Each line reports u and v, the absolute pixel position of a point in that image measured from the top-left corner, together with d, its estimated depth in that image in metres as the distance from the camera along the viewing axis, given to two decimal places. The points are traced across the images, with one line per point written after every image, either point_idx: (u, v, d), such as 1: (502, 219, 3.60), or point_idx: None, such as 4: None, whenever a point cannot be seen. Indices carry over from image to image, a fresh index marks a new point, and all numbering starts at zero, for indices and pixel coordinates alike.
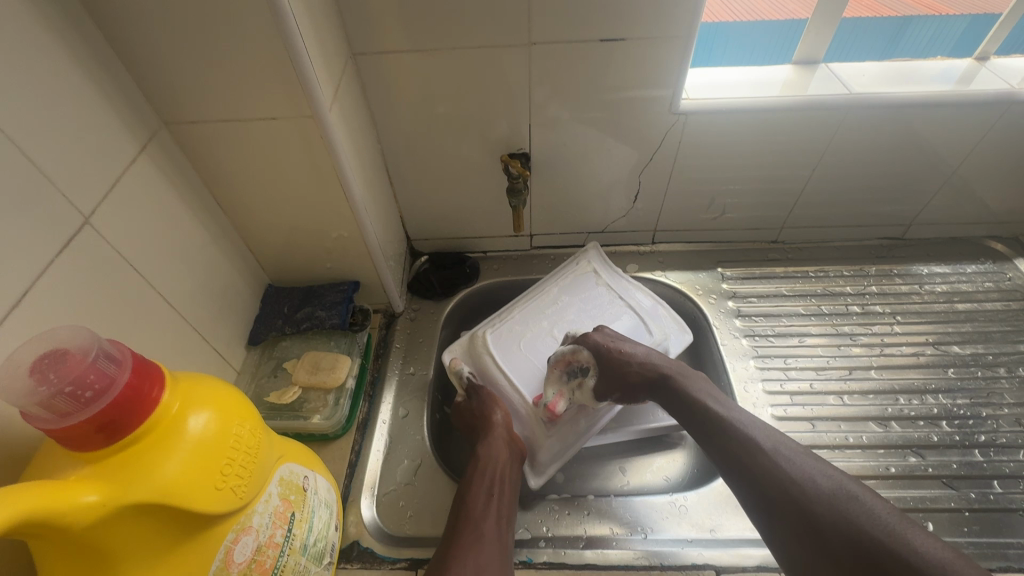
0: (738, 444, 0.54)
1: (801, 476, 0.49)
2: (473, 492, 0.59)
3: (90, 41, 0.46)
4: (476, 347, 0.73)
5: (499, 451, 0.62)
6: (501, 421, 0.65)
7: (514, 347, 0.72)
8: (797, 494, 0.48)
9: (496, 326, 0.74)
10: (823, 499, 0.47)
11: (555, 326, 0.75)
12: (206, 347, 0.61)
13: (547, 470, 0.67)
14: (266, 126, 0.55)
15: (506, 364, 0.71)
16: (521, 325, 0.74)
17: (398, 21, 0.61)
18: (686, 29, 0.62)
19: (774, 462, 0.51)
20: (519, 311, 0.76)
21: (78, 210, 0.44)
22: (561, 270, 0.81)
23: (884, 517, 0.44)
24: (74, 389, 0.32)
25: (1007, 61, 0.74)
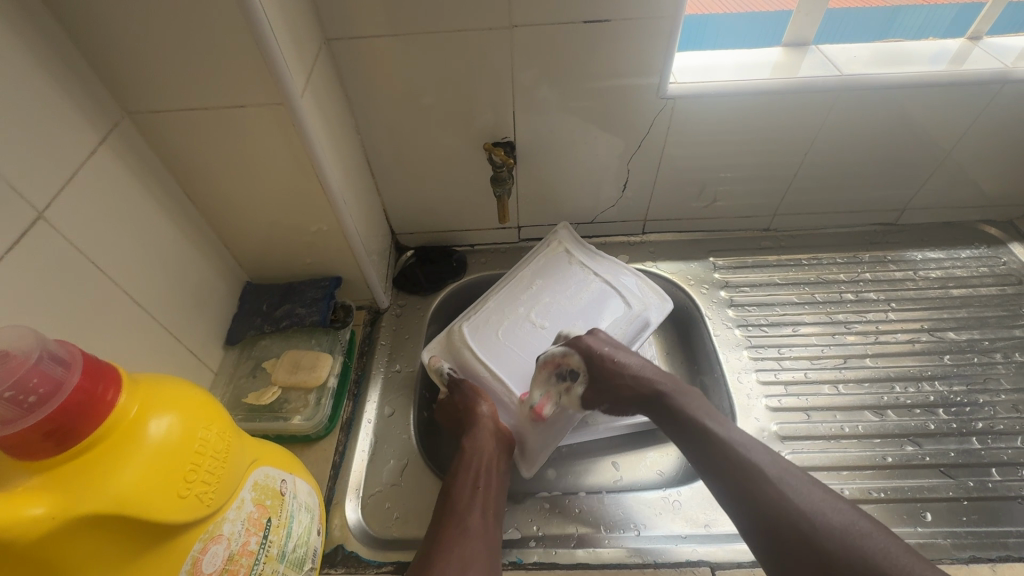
0: (741, 471, 0.53)
1: (809, 510, 0.49)
2: (458, 489, 0.57)
3: (40, 24, 0.43)
4: (454, 342, 0.70)
5: (485, 445, 0.61)
6: (487, 413, 0.63)
7: (494, 336, 0.70)
8: (807, 527, 0.48)
9: (473, 318, 0.71)
10: (836, 536, 0.47)
11: (532, 309, 0.72)
12: (179, 348, 0.59)
13: (538, 460, 0.66)
14: (234, 114, 0.53)
15: (487, 354, 0.68)
16: (499, 313, 0.72)
17: (373, 4, 0.59)
18: (673, 10, 0.60)
19: (780, 491, 0.51)
20: (495, 299, 0.73)
21: (30, 205, 0.42)
22: (534, 256, 0.78)
23: (896, 556, 0.44)
24: (16, 394, 0.30)
25: (1000, 41, 0.73)
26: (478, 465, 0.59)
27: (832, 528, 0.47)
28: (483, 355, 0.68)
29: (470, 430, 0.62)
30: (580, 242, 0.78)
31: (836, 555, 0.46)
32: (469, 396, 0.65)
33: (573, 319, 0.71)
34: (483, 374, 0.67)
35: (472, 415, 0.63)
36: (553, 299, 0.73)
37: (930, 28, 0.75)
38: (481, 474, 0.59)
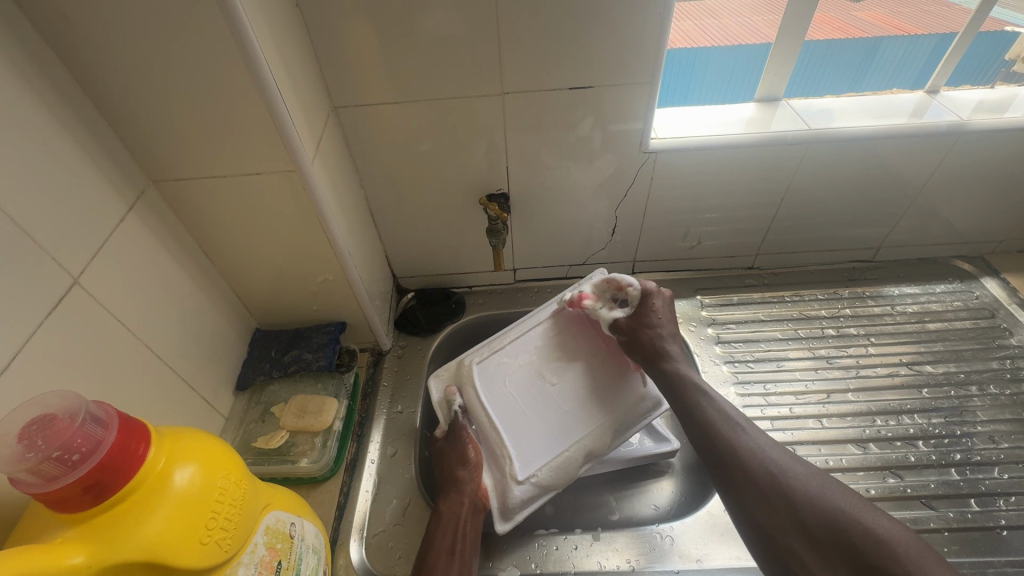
0: (722, 434, 0.60)
1: (777, 464, 0.56)
2: (434, 548, 0.59)
3: (80, 110, 0.49)
4: (463, 375, 0.74)
5: (461, 505, 0.63)
6: (466, 476, 0.65)
7: (502, 381, 0.72)
8: (776, 476, 0.55)
9: (485, 357, 0.74)
10: (800, 487, 0.54)
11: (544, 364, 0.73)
12: (194, 395, 0.62)
13: (516, 517, 0.65)
14: (250, 181, 0.58)
15: (489, 398, 0.71)
16: (512, 358, 0.74)
17: (378, 77, 0.65)
18: (651, 76, 0.66)
19: (753, 450, 0.58)
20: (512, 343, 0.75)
21: (68, 272, 0.46)
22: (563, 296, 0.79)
23: (848, 499, 0.52)
24: (62, 453, 0.33)
25: (956, 93, 0.78)
26: (454, 527, 0.62)
27: (797, 481, 0.54)
28: (486, 395, 0.71)
29: (449, 490, 0.64)
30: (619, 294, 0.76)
31: (800, 499, 0.53)
32: (452, 455, 0.67)
33: (581, 382, 0.72)
34: (483, 418, 0.70)
35: (451, 476, 0.66)
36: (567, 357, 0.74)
37: (919, 43, 0.76)
38: (456, 534, 0.61)
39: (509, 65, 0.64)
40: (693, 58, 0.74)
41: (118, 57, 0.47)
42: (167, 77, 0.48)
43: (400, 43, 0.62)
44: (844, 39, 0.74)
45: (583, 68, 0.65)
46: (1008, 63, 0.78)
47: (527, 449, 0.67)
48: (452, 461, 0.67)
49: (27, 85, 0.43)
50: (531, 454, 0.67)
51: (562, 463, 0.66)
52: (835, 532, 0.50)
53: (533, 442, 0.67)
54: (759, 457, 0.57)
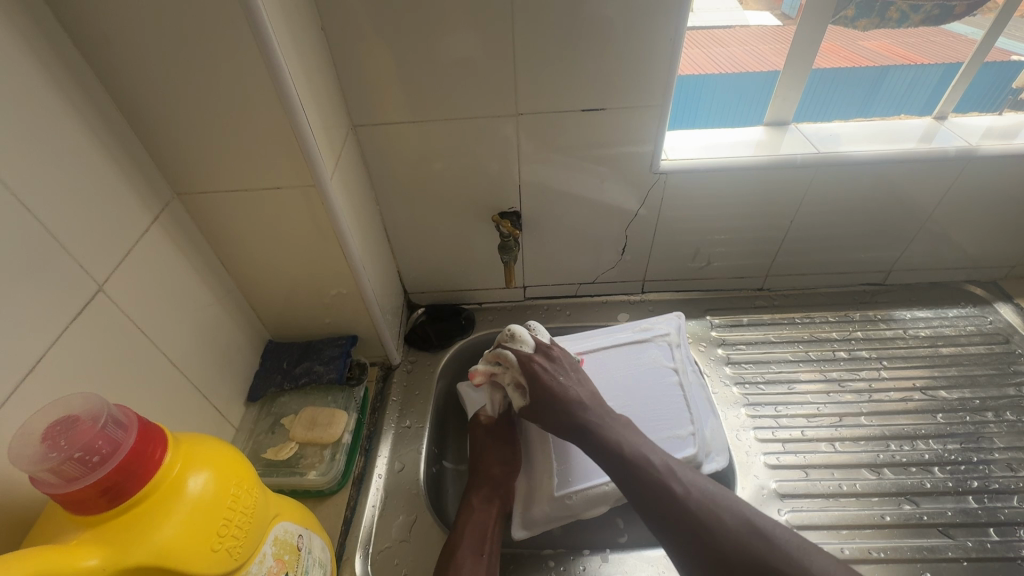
0: (649, 482, 0.58)
1: (707, 510, 0.55)
2: (464, 544, 0.61)
3: (114, 126, 0.51)
4: None
5: (493, 507, 0.66)
6: (501, 476, 0.68)
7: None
8: (705, 523, 0.54)
9: None
10: (732, 536, 0.53)
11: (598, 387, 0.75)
12: (206, 405, 0.63)
13: (535, 526, 0.66)
14: (270, 195, 0.59)
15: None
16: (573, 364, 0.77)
17: (397, 98, 0.67)
18: (661, 99, 0.68)
19: (682, 496, 0.56)
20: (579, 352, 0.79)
21: (93, 279, 0.48)
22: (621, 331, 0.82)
23: (784, 547, 0.52)
24: (84, 455, 0.34)
25: (964, 120, 0.79)
26: (483, 525, 0.64)
27: (726, 526, 0.54)
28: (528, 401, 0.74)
29: (484, 487, 0.67)
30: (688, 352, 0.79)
31: (730, 550, 0.52)
32: (493, 454, 0.70)
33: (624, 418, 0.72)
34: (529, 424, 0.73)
35: (487, 474, 0.68)
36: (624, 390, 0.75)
37: (924, 72, 0.76)
38: (483, 535, 0.63)
39: (523, 88, 0.66)
40: (702, 83, 0.76)
41: (153, 76, 0.49)
42: (198, 95, 0.51)
43: (418, 65, 0.64)
44: (849, 69, 0.75)
45: (594, 93, 0.67)
46: (1015, 92, 0.79)
47: (566, 466, 0.68)
48: (493, 461, 0.69)
49: (65, 102, 0.45)
50: (567, 472, 0.68)
51: (596, 493, 0.66)
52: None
53: (574, 459, 0.69)
54: (687, 504, 0.56)
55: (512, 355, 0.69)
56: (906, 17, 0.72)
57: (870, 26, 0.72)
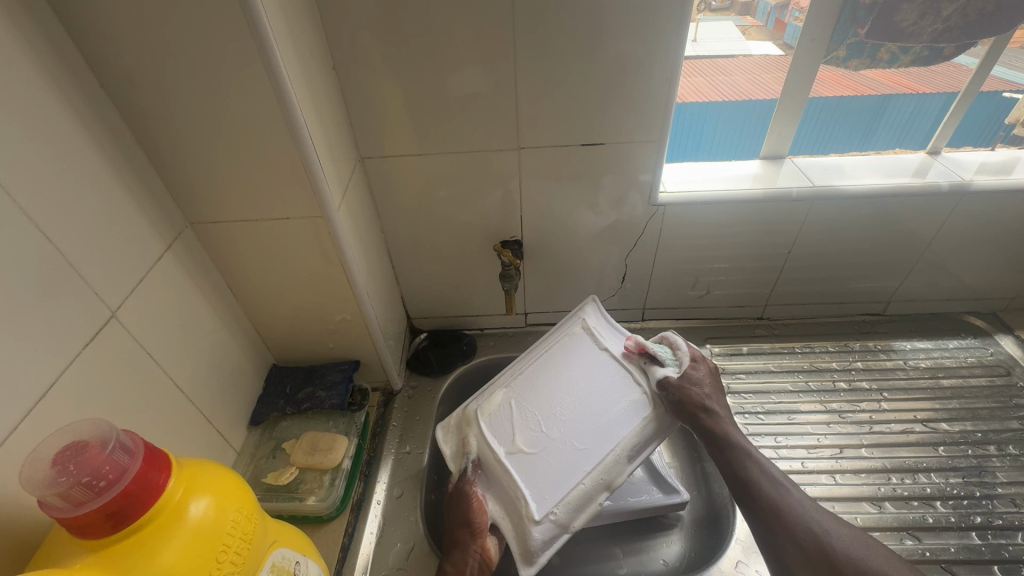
0: (767, 488, 0.57)
1: (820, 523, 0.53)
2: None
3: (133, 159, 0.53)
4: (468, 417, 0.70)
5: (466, 567, 0.60)
6: (466, 537, 0.61)
7: (509, 417, 0.68)
8: (817, 533, 0.52)
9: (484, 394, 0.72)
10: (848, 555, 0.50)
11: (533, 406, 0.68)
12: (209, 428, 0.63)
13: (540, 559, 0.58)
14: (279, 225, 0.61)
15: (495, 435, 0.66)
16: (515, 396, 0.70)
17: (403, 131, 0.70)
18: (659, 134, 0.70)
19: (799, 509, 0.55)
20: (512, 377, 0.73)
21: (107, 306, 0.49)
22: (557, 336, 0.76)
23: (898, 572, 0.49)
24: (91, 479, 0.35)
25: (956, 155, 0.81)
26: None
27: (843, 544, 0.51)
28: (495, 437, 0.66)
29: (455, 550, 0.61)
30: (605, 318, 0.76)
31: (845, 564, 0.50)
32: (458, 512, 0.63)
33: (574, 407, 0.67)
34: (491, 460, 0.65)
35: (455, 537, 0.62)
36: (558, 393, 0.69)
37: (926, 100, 0.77)
38: None
39: (526, 123, 0.69)
40: (704, 110, 0.77)
41: (172, 113, 0.52)
42: (215, 132, 0.54)
43: (423, 101, 0.67)
44: (852, 97, 0.76)
45: (593, 128, 0.70)
46: (1007, 127, 0.81)
47: (541, 484, 0.61)
48: (462, 516, 0.62)
49: (88, 138, 0.48)
50: (544, 490, 0.60)
51: (578, 496, 0.59)
52: None
53: (548, 477, 0.61)
54: (802, 514, 0.54)
55: (683, 348, 0.69)
56: (896, 57, 0.72)
57: (862, 66, 0.73)
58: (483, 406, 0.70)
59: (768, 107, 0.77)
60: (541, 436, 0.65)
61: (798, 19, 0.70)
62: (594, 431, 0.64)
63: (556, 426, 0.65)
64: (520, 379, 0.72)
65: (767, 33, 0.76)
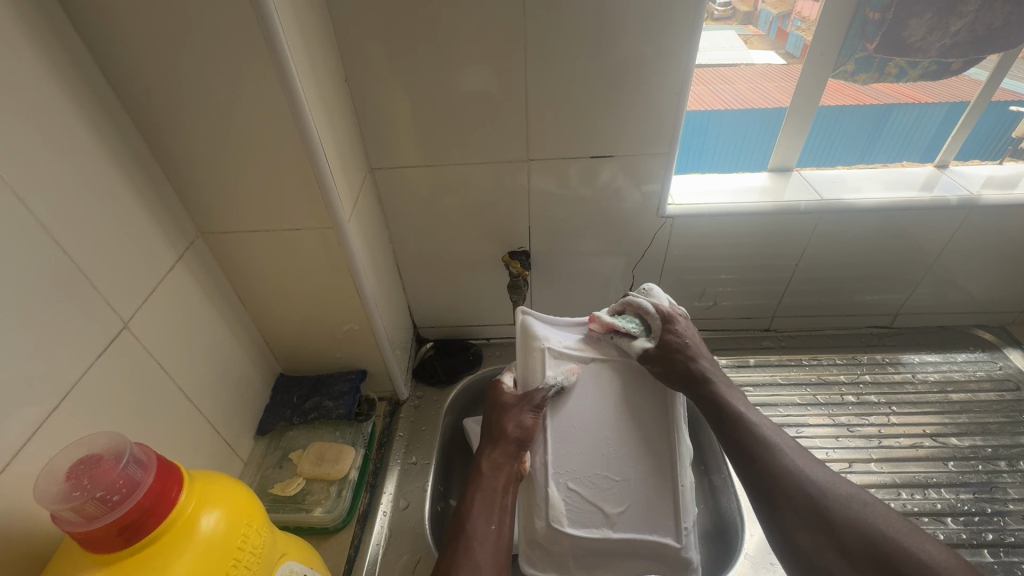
0: (755, 449, 0.57)
1: (812, 483, 0.53)
2: (476, 515, 0.56)
3: (147, 170, 0.54)
4: (535, 532, 0.58)
5: (502, 473, 0.58)
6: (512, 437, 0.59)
7: (583, 500, 0.58)
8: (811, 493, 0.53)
9: (534, 509, 0.58)
10: (842, 515, 0.51)
11: (592, 472, 0.59)
12: (217, 438, 0.63)
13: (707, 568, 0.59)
14: (289, 234, 0.62)
15: (587, 527, 0.57)
16: (569, 478, 0.59)
17: (413, 142, 0.70)
18: (668, 147, 0.71)
19: (791, 470, 0.55)
20: (544, 458, 0.59)
21: (119, 316, 0.49)
22: (540, 364, 0.62)
23: (887, 525, 0.50)
24: (105, 493, 0.35)
25: (964, 168, 0.82)
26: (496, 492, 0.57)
27: (836, 501, 0.52)
28: (587, 526, 0.58)
29: (495, 450, 0.59)
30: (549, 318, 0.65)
31: (840, 524, 0.51)
32: (513, 418, 0.60)
33: (614, 437, 0.60)
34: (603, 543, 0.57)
35: (500, 436, 0.59)
36: (589, 445, 0.60)
37: (929, 110, 0.77)
38: (498, 502, 0.56)
39: (535, 135, 0.69)
40: (708, 120, 0.77)
41: (185, 125, 0.52)
42: (228, 143, 0.54)
43: (433, 112, 0.67)
44: (854, 106, 0.76)
45: (602, 139, 0.70)
46: (1014, 141, 0.81)
47: (658, 516, 0.58)
48: (512, 420, 0.60)
49: (103, 149, 0.48)
50: (662, 518, 0.58)
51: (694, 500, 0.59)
52: (884, 564, 0.48)
53: (661, 510, 0.58)
54: (794, 474, 0.54)
55: (647, 306, 0.65)
56: (904, 72, 0.72)
57: (869, 80, 0.73)
58: (547, 510, 0.57)
59: (773, 116, 0.77)
60: (618, 480, 0.59)
61: (801, 29, 0.71)
62: (655, 436, 0.60)
63: (623, 465, 0.59)
64: (550, 454, 0.59)
65: (768, 42, 0.75)
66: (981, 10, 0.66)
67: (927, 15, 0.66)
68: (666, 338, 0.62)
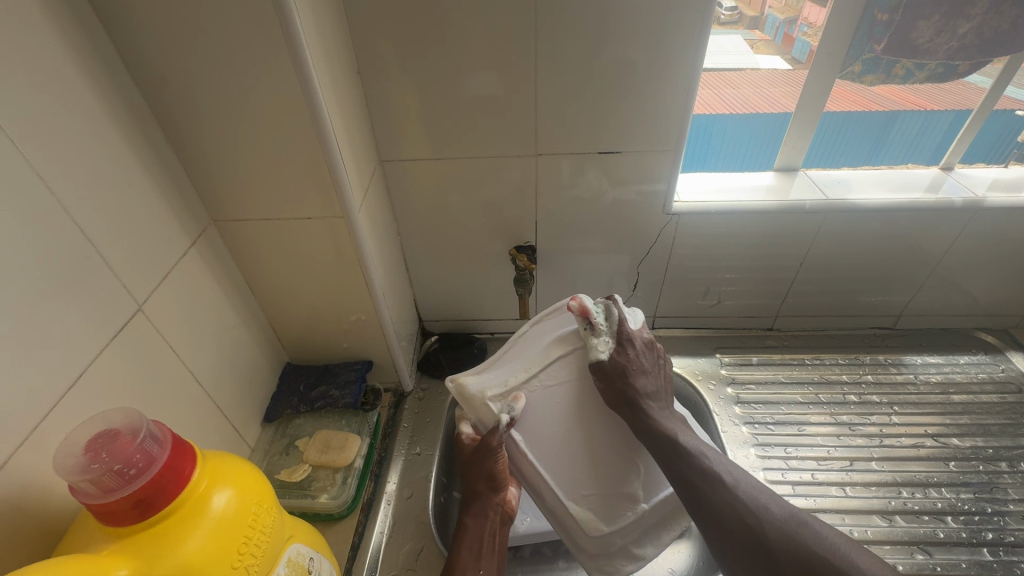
0: (696, 466, 0.55)
1: (757, 501, 0.51)
2: (462, 563, 0.59)
3: (162, 156, 0.55)
4: (580, 543, 0.60)
5: (488, 519, 0.63)
6: (485, 490, 0.63)
7: (602, 496, 0.59)
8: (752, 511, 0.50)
9: (572, 529, 0.59)
10: (780, 531, 0.48)
11: (594, 468, 0.59)
12: (225, 423, 0.64)
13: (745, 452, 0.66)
14: (300, 223, 0.62)
15: (618, 518, 0.58)
16: (580, 488, 0.59)
17: (421, 136, 0.71)
18: (676, 143, 0.71)
19: (731, 488, 0.52)
20: (557, 491, 0.59)
21: (134, 299, 0.50)
22: (482, 407, 0.62)
23: (834, 542, 0.47)
24: (122, 467, 0.36)
25: (969, 171, 0.82)
26: (479, 539, 0.62)
27: (778, 516, 0.50)
28: (619, 509, 0.58)
29: (476, 502, 0.63)
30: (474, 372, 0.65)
31: (778, 541, 0.48)
32: (477, 467, 0.63)
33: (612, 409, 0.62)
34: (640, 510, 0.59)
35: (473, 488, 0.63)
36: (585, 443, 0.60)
37: (934, 118, 0.78)
38: (482, 548, 0.61)
39: (544, 130, 0.70)
40: (710, 122, 0.78)
41: (201, 113, 0.53)
42: (241, 132, 0.55)
43: (443, 106, 0.68)
44: (859, 112, 0.76)
45: (610, 135, 0.71)
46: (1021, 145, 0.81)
47: None
48: (479, 477, 0.63)
49: (121, 134, 0.49)
50: None
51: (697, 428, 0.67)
52: None
53: None
54: (738, 493, 0.52)
55: (613, 318, 0.62)
56: (910, 73, 0.72)
57: (875, 81, 0.73)
58: (584, 526, 0.58)
59: (775, 119, 0.78)
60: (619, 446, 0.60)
61: (807, 35, 0.71)
62: None
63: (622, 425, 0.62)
64: (551, 483, 0.59)
65: (775, 47, 0.74)
66: (989, 12, 0.66)
67: (936, 16, 0.66)
68: (619, 356, 0.59)
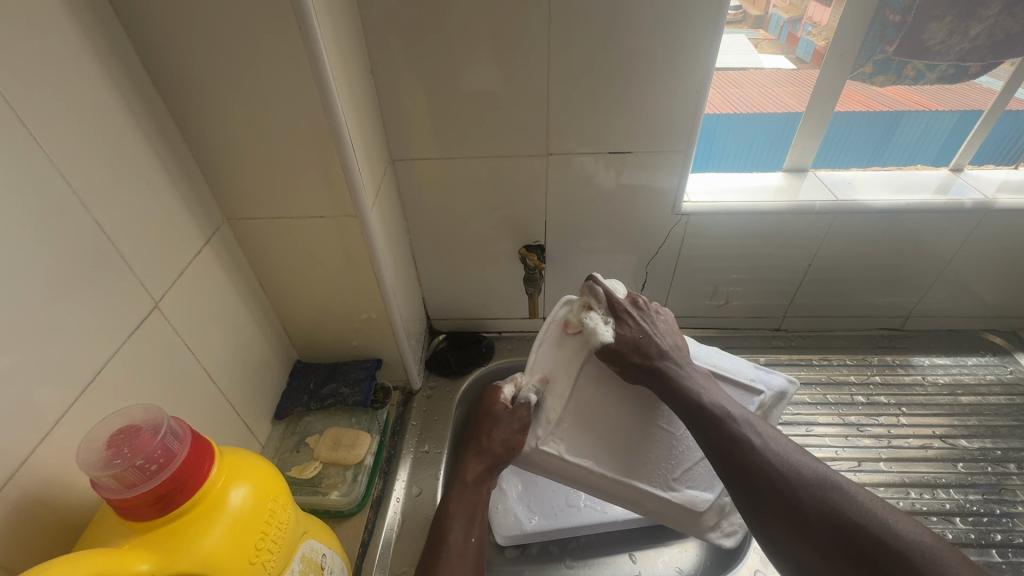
0: (724, 428, 0.53)
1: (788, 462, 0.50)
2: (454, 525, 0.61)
3: (178, 154, 0.55)
4: (696, 520, 0.62)
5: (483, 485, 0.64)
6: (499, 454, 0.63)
7: (688, 473, 0.61)
8: (784, 472, 0.49)
9: (673, 513, 0.62)
10: (812, 495, 0.47)
11: (672, 453, 0.60)
12: (237, 420, 0.64)
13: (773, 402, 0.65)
14: (313, 222, 0.63)
15: (708, 486, 0.61)
16: (670, 477, 0.60)
17: (432, 135, 0.71)
18: (686, 143, 0.71)
19: (760, 449, 0.51)
20: (642, 487, 0.60)
21: (150, 296, 0.51)
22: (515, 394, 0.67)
23: (869, 505, 0.45)
24: (144, 462, 0.36)
25: (980, 172, 0.82)
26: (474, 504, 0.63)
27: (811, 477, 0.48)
28: (706, 476, 0.61)
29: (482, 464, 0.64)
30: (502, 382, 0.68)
31: (811, 503, 0.47)
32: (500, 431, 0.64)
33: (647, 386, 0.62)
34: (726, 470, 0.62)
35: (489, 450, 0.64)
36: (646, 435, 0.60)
37: (939, 119, 0.77)
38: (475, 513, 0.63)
39: (555, 130, 0.70)
40: (716, 121, 0.78)
41: (216, 112, 0.54)
42: (256, 130, 0.55)
43: (455, 106, 0.68)
44: (863, 112, 0.76)
45: (620, 136, 0.71)
46: None
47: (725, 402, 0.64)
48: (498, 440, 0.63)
49: (139, 132, 0.50)
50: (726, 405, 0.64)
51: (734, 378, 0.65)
52: (863, 553, 0.43)
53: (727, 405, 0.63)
54: (768, 455, 0.51)
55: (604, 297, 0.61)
56: (921, 75, 0.73)
57: (885, 82, 0.73)
58: (688, 506, 0.60)
59: (780, 121, 0.77)
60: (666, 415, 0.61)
61: (812, 34, 0.71)
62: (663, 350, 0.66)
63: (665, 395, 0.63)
64: (634, 479, 0.60)
65: (779, 46, 0.74)
66: (1001, 14, 0.66)
67: (947, 19, 0.67)
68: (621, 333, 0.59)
